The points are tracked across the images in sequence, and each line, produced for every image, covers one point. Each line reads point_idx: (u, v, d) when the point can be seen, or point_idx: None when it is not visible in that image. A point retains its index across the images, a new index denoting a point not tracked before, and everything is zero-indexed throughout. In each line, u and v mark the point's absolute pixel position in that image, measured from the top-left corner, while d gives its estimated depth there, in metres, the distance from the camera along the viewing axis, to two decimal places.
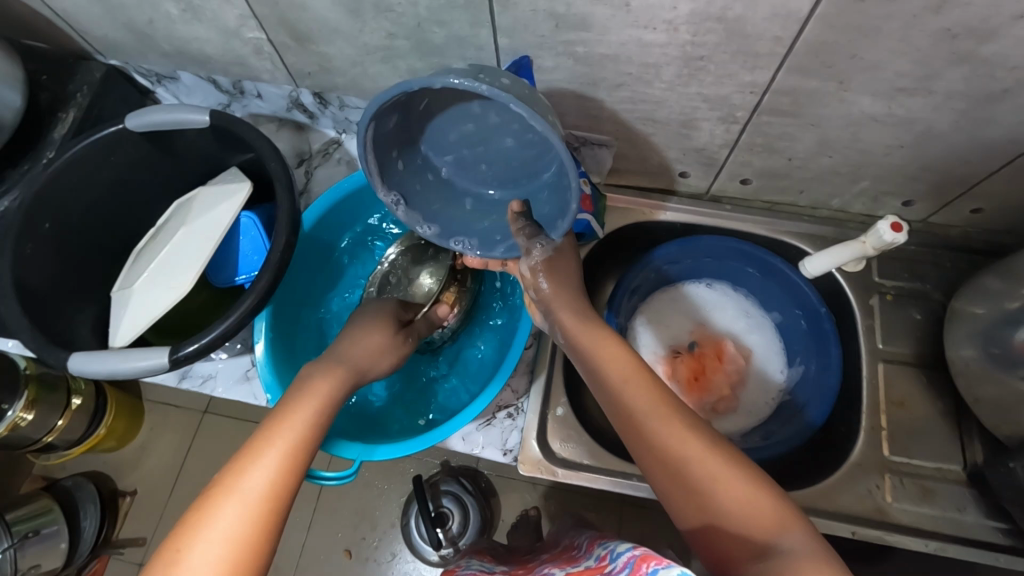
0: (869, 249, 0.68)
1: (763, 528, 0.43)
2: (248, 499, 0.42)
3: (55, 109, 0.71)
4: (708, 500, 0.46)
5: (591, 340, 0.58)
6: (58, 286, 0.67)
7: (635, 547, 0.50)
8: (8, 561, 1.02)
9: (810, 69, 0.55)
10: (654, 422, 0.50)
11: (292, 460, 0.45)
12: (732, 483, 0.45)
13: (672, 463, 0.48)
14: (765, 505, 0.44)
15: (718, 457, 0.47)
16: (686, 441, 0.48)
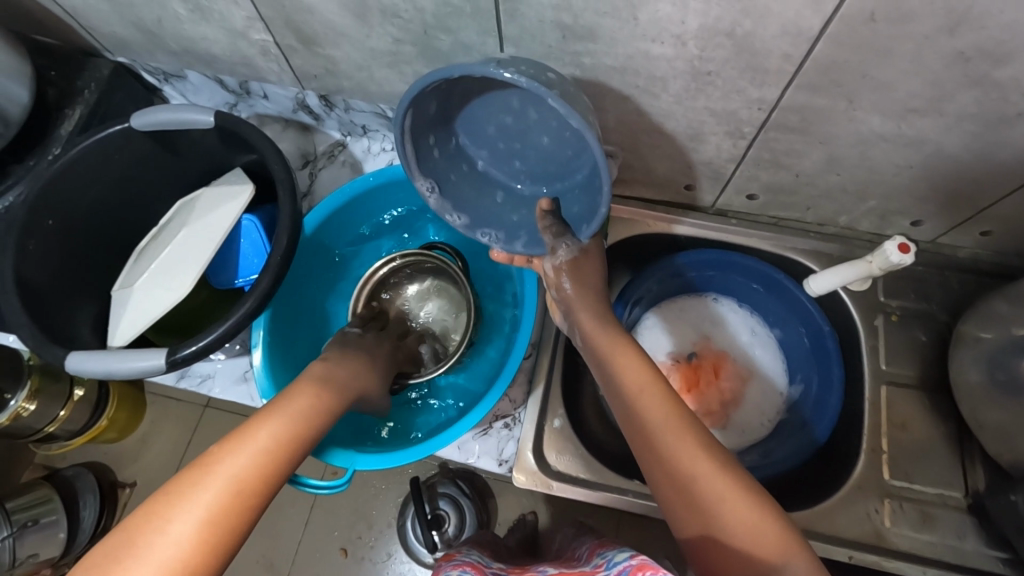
0: (875, 270, 0.67)
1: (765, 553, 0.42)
2: (234, 480, 0.42)
3: (62, 105, 0.72)
4: (710, 518, 0.45)
5: (607, 345, 0.57)
6: (60, 282, 0.67)
7: (632, 558, 0.52)
8: (7, 549, 1.03)
9: (819, 88, 0.54)
10: (664, 431, 0.49)
11: (284, 449, 0.46)
12: (738, 503, 0.45)
13: (678, 476, 0.48)
14: (769, 530, 0.44)
15: (726, 473, 0.46)
16: (695, 455, 0.48)
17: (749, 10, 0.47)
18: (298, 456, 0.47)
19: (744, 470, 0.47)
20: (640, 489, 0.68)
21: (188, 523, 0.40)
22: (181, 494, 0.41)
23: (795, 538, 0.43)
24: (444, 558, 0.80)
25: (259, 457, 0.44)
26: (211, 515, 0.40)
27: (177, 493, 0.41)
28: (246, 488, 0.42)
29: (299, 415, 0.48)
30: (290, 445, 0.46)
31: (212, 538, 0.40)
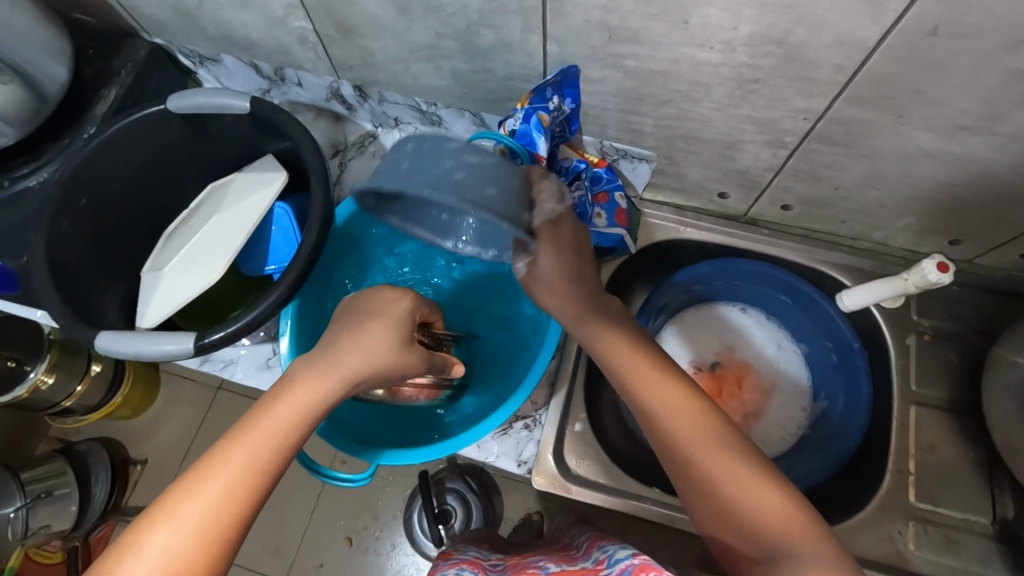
0: (910, 287, 0.66)
1: (782, 534, 0.41)
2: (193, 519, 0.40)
3: (98, 84, 0.72)
4: (722, 502, 0.44)
5: (594, 335, 0.56)
6: (90, 262, 0.67)
7: (634, 556, 0.51)
8: (20, 520, 1.04)
9: (868, 101, 0.53)
10: (670, 419, 0.48)
11: (251, 482, 0.42)
12: (748, 485, 0.44)
13: (685, 463, 0.47)
14: (782, 509, 0.43)
15: (734, 455, 0.45)
16: (700, 439, 0.47)
17: (804, 19, 0.46)
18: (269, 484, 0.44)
19: (753, 449, 0.46)
20: (660, 499, 0.67)
21: (187, 531, 0.40)
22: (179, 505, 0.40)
23: (812, 515, 0.42)
24: (443, 556, 0.81)
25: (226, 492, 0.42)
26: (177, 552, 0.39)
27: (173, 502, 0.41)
28: (241, 496, 0.42)
29: (294, 408, 0.45)
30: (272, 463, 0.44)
31: (216, 543, 0.40)
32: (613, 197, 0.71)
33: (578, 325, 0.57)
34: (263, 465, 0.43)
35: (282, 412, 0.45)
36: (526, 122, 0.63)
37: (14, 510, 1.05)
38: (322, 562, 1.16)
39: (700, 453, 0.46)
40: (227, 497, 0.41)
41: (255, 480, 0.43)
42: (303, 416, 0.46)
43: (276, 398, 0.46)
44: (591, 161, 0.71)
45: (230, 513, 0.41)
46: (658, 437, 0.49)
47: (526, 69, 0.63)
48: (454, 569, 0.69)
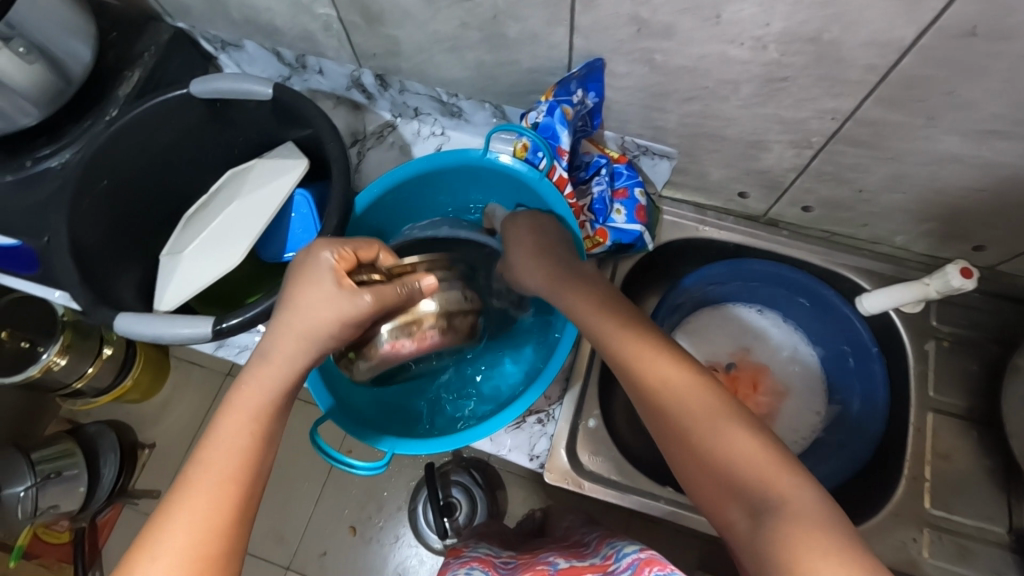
0: (932, 292, 0.65)
1: (763, 479, 0.40)
2: (176, 545, 0.40)
3: (121, 66, 0.72)
4: (705, 456, 0.43)
5: (578, 304, 0.56)
6: (110, 244, 0.68)
7: (641, 550, 0.52)
8: (29, 499, 1.05)
9: (899, 102, 0.52)
10: (651, 373, 0.47)
11: (224, 496, 0.42)
12: (731, 435, 0.42)
13: (668, 419, 0.45)
14: (763, 456, 0.41)
15: (715, 407, 0.44)
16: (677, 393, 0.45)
17: (839, 17, 0.46)
18: (245, 493, 0.43)
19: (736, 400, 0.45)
20: (672, 498, 0.67)
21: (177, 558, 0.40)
22: (163, 536, 0.40)
23: (789, 463, 0.40)
24: (450, 554, 0.81)
25: (202, 516, 0.41)
26: None
27: (154, 538, 0.41)
28: (216, 511, 0.42)
29: (240, 422, 0.45)
30: (235, 475, 0.43)
31: (208, 559, 0.40)
32: (632, 193, 0.70)
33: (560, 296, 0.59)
34: (225, 480, 0.43)
35: (237, 423, 0.45)
36: (550, 115, 0.62)
37: (24, 489, 1.05)
38: (325, 550, 1.17)
39: (681, 407, 0.45)
40: (207, 518, 0.41)
41: (234, 493, 0.43)
42: (263, 422, 0.46)
43: (229, 412, 0.46)
44: (611, 157, 0.71)
45: (219, 530, 0.41)
46: (641, 394, 0.47)
47: (551, 61, 0.62)
48: (464, 568, 0.68)
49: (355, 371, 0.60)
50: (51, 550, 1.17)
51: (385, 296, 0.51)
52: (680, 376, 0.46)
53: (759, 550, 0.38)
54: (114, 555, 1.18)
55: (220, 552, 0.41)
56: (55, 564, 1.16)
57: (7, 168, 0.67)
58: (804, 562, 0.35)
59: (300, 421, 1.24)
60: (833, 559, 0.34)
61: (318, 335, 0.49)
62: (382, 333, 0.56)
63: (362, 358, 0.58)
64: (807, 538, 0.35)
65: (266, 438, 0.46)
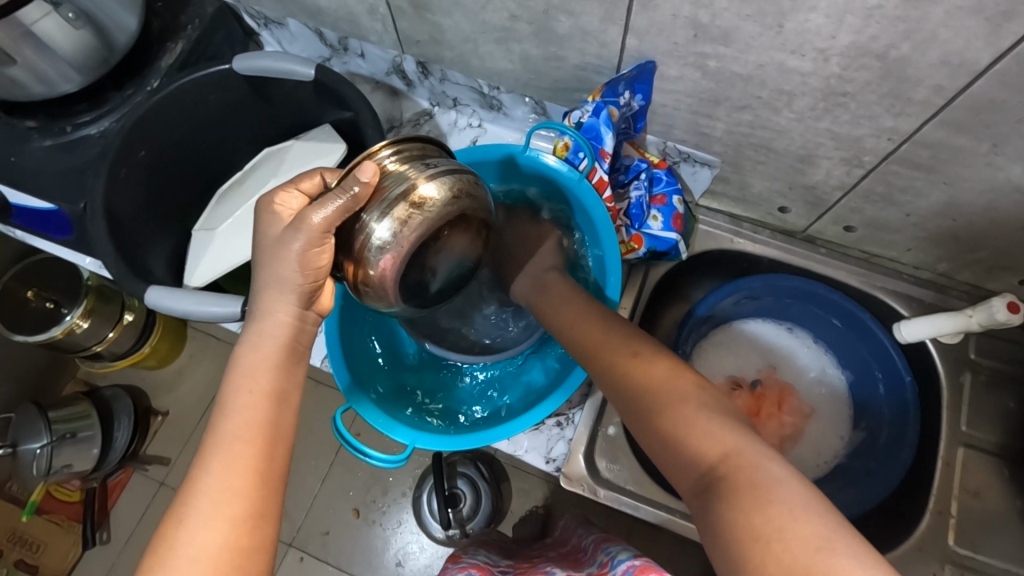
0: (973, 325, 0.64)
1: (732, 458, 0.37)
2: (205, 508, 0.41)
3: (165, 37, 0.71)
4: (675, 443, 0.41)
5: (574, 322, 0.57)
6: (143, 215, 0.68)
7: (634, 557, 0.54)
8: (44, 457, 1.06)
9: (964, 126, 0.50)
10: (637, 374, 0.46)
11: (241, 460, 0.43)
12: (702, 421, 0.40)
13: (641, 411, 0.44)
14: (735, 439, 0.39)
15: (692, 399, 0.42)
16: (652, 380, 0.45)
17: (912, 34, 0.44)
18: (265, 455, 0.44)
19: (717, 393, 0.43)
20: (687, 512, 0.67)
21: (203, 522, 0.41)
22: (187, 505, 0.42)
23: (754, 446, 0.38)
24: (450, 559, 0.81)
25: (227, 482, 0.42)
26: (206, 541, 0.40)
27: (182, 508, 0.42)
28: (237, 476, 0.43)
29: (247, 392, 0.46)
30: (249, 439, 0.44)
31: (240, 519, 0.42)
32: (670, 200, 0.69)
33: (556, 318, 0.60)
34: (239, 446, 0.44)
35: (240, 391, 0.46)
36: (596, 115, 0.62)
37: (39, 447, 1.06)
38: (328, 530, 1.17)
39: (657, 396, 0.43)
40: (228, 481, 0.42)
41: (250, 456, 0.44)
42: (266, 388, 0.46)
43: (234, 382, 0.47)
44: (651, 161, 0.69)
45: (243, 491, 0.42)
46: (621, 391, 0.46)
47: (600, 60, 0.61)
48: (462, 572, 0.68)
49: (382, 303, 0.51)
50: (63, 507, 1.18)
51: (327, 213, 0.44)
52: (661, 372, 0.45)
53: (715, 531, 0.35)
54: (123, 518, 1.19)
55: (250, 512, 0.42)
56: (65, 521, 1.18)
57: (48, 133, 0.67)
58: (760, 539, 0.33)
59: (314, 401, 1.25)
60: (786, 536, 0.32)
61: (292, 284, 0.47)
62: (367, 241, 0.46)
63: (362, 281, 0.48)
64: (763, 511, 0.33)
65: (272, 401, 0.46)
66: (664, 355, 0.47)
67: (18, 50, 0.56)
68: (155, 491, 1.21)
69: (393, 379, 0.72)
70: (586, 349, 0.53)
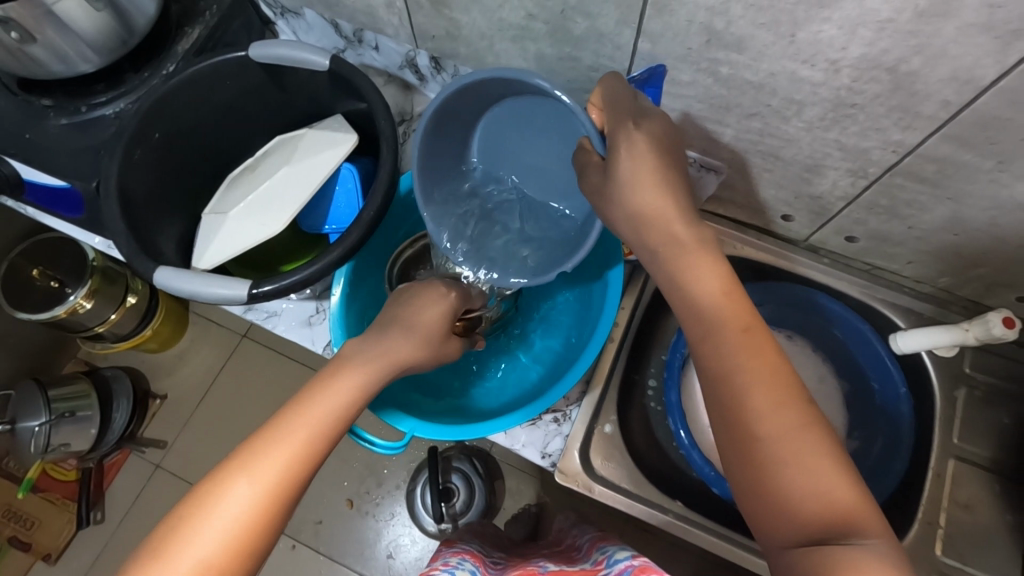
0: (970, 338, 0.64)
1: (845, 521, 0.35)
2: (239, 506, 0.41)
3: (183, 22, 0.72)
4: (769, 482, 0.37)
5: (697, 272, 0.45)
6: (154, 198, 0.69)
7: (634, 557, 0.55)
8: (42, 434, 1.07)
9: (969, 141, 0.50)
10: (746, 382, 0.39)
11: (291, 473, 0.43)
12: (816, 465, 0.36)
13: (737, 420, 0.39)
14: (850, 499, 0.35)
15: (809, 439, 0.37)
16: (766, 395, 0.39)
17: (921, 48, 0.45)
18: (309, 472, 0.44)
19: (831, 427, 0.38)
20: (679, 512, 0.69)
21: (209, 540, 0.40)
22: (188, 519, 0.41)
23: (870, 514, 0.35)
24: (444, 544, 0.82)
25: (268, 486, 0.42)
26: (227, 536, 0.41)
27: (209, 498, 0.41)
28: (280, 485, 0.42)
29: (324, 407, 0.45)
30: (302, 456, 0.44)
31: (262, 523, 0.42)
32: None
33: (672, 256, 0.46)
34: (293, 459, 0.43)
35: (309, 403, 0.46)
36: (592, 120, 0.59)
37: (37, 425, 1.07)
38: (320, 519, 1.18)
39: (776, 428, 0.38)
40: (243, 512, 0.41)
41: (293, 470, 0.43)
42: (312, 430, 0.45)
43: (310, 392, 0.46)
44: None
45: (275, 498, 0.42)
46: (719, 392, 0.40)
47: (613, 62, 0.61)
48: (457, 555, 0.69)
49: None
50: (58, 486, 1.19)
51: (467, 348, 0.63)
52: (770, 394, 0.39)
53: None
54: (117, 498, 1.20)
55: (269, 518, 0.42)
56: (60, 500, 1.18)
57: (63, 112, 0.68)
58: None
59: None
60: None
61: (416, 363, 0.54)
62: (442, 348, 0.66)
63: None
64: None
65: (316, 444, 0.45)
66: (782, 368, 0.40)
67: (39, 29, 0.57)
68: (151, 473, 1.21)
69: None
70: (687, 311, 0.44)
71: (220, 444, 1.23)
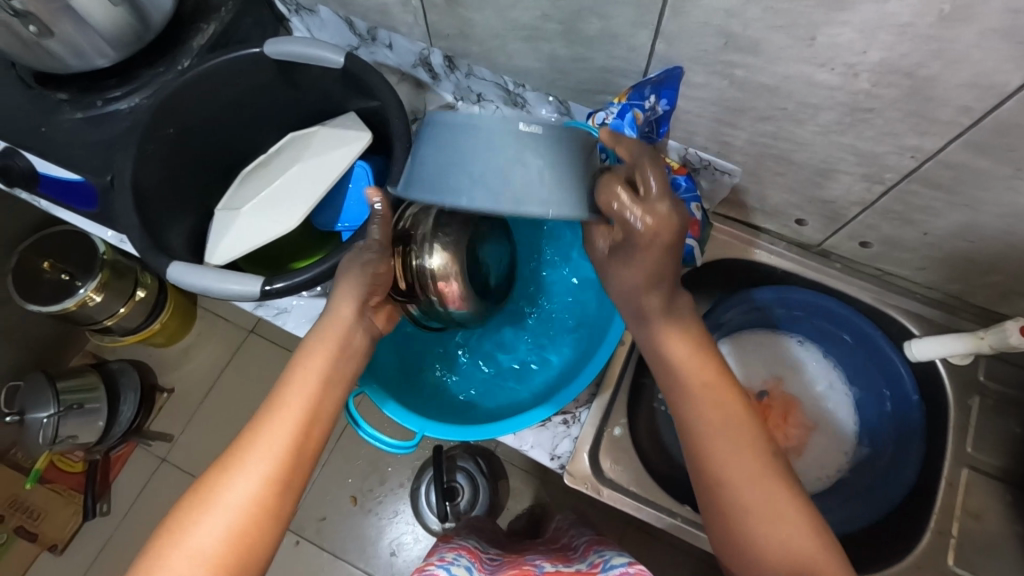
0: (984, 346, 0.63)
1: (806, 556, 0.45)
2: (231, 506, 0.45)
3: (197, 18, 0.72)
4: (739, 522, 0.47)
5: (670, 342, 0.52)
6: (167, 193, 0.69)
7: (629, 564, 0.55)
8: (50, 426, 1.07)
9: (987, 148, 0.50)
10: (714, 441, 0.49)
11: (275, 474, 0.47)
12: (776, 508, 0.47)
13: (710, 472, 0.49)
14: (802, 531, 0.46)
15: (768, 486, 0.47)
16: (731, 450, 0.49)
17: (941, 53, 0.44)
18: (294, 474, 0.48)
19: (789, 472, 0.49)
20: (688, 516, 0.68)
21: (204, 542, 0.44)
22: (187, 517, 0.45)
23: (820, 540, 0.45)
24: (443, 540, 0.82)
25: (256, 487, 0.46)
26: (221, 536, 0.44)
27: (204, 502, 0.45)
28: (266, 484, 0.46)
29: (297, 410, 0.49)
30: (283, 458, 0.47)
31: (254, 519, 0.45)
32: (688, 207, 0.69)
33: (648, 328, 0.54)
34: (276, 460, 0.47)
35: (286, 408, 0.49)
36: (621, 118, 0.61)
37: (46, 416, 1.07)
38: (324, 515, 1.18)
39: (741, 480, 0.48)
40: (247, 503, 0.45)
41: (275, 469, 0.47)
42: (296, 428, 0.49)
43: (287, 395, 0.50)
44: (673, 166, 0.68)
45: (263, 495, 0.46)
46: (694, 450, 0.50)
47: (627, 64, 0.61)
48: (454, 552, 0.69)
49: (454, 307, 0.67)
50: (65, 477, 1.20)
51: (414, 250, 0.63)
52: (735, 449, 0.49)
53: None
54: (123, 491, 1.20)
55: (262, 513, 0.46)
56: (66, 491, 1.19)
57: (78, 105, 0.68)
58: None
59: None
60: None
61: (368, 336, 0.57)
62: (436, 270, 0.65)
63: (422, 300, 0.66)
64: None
65: (302, 436, 0.49)
66: (741, 426, 0.50)
67: (56, 23, 0.58)
68: (156, 467, 1.22)
69: (405, 364, 0.73)
70: (667, 377, 0.53)
71: (226, 439, 1.23)
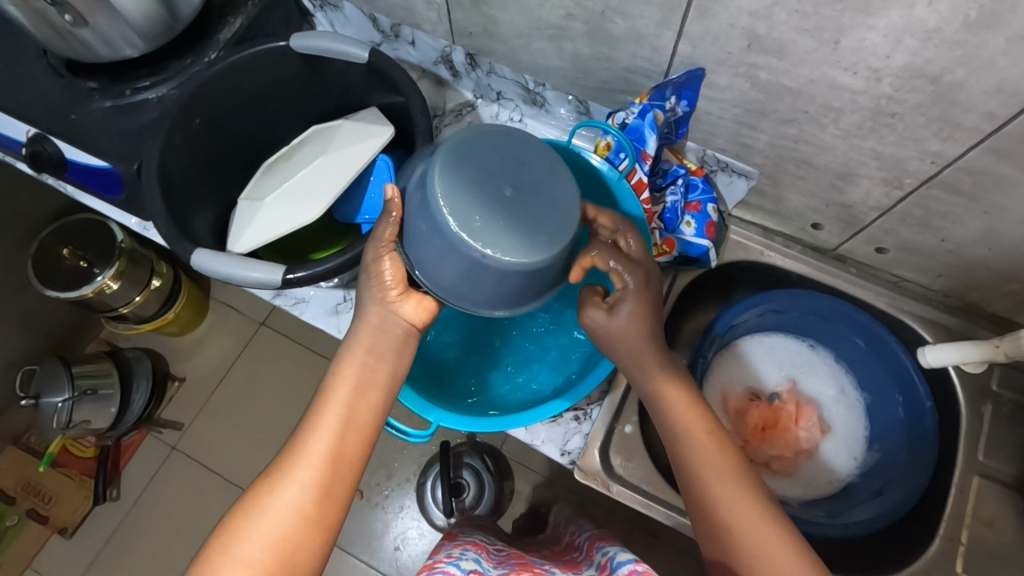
0: (999, 355, 0.61)
1: None
2: (280, 513, 0.47)
3: (225, 11, 0.74)
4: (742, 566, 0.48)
5: (665, 389, 0.55)
6: (191, 182, 0.70)
7: (636, 562, 0.54)
8: (65, 411, 1.09)
9: (1010, 155, 0.50)
10: (711, 484, 0.50)
11: (319, 484, 0.49)
12: (775, 551, 0.47)
13: (708, 513, 0.50)
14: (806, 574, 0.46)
15: (768, 530, 0.48)
16: (728, 492, 0.50)
17: (968, 59, 0.45)
18: (335, 484, 0.49)
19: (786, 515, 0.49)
20: None
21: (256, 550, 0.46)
22: (238, 528, 0.47)
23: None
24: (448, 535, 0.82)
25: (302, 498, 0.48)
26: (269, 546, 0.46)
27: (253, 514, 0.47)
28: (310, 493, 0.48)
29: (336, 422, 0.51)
30: (323, 469, 0.49)
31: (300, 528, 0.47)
32: (705, 208, 0.69)
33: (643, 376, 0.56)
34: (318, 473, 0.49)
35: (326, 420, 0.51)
36: (641, 117, 0.62)
37: (60, 401, 1.09)
38: None
39: (738, 523, 0.49)
40: (293, 511, 0.47)
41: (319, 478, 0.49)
42: (335, 441, 0.50)
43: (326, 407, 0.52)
44: (690, 167, 0.69)
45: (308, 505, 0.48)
46: (693, 494, 0.51)
47: (650, 65, 0.62)
48: (458, 546, 0.69)
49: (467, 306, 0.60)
50: (76, 462, 1.21)
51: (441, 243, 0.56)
52: (734, 492, 0.50)
53: None
54: (133, 478, 1.22)
55: (308, 520, 0.47)
56: (77, 476, 1.20)
57: (107, 94, 0.69)
58: None
59: None
60: None
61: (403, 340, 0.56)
62: None
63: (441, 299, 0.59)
64: None
65: (337, 447, 0.50)
66: (736, 470, 0.51)
67: (91, 13, 0.59)
68: (167, 455, 1.23)
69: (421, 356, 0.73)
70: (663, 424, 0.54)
71: (236, 428, 1.24)
